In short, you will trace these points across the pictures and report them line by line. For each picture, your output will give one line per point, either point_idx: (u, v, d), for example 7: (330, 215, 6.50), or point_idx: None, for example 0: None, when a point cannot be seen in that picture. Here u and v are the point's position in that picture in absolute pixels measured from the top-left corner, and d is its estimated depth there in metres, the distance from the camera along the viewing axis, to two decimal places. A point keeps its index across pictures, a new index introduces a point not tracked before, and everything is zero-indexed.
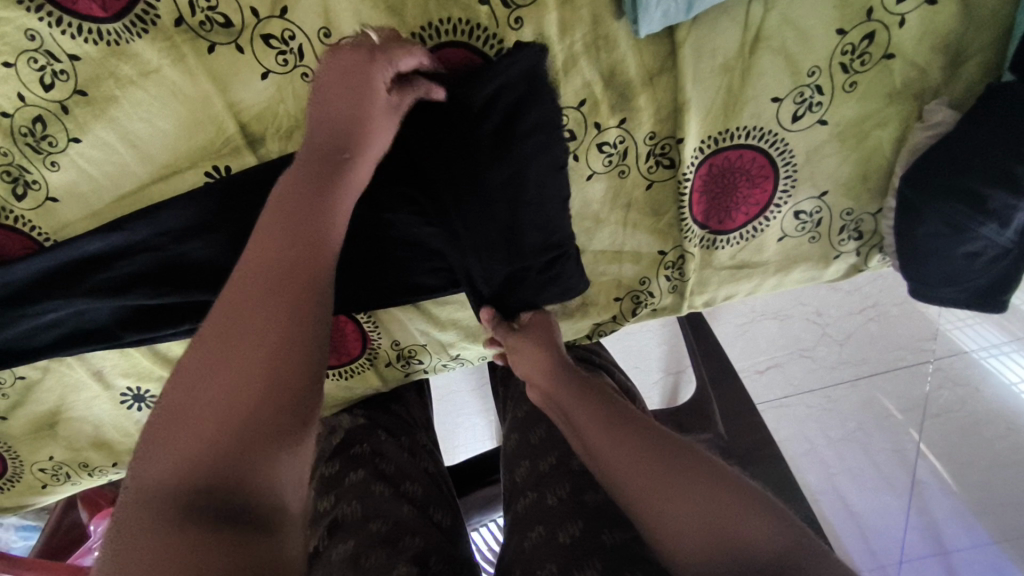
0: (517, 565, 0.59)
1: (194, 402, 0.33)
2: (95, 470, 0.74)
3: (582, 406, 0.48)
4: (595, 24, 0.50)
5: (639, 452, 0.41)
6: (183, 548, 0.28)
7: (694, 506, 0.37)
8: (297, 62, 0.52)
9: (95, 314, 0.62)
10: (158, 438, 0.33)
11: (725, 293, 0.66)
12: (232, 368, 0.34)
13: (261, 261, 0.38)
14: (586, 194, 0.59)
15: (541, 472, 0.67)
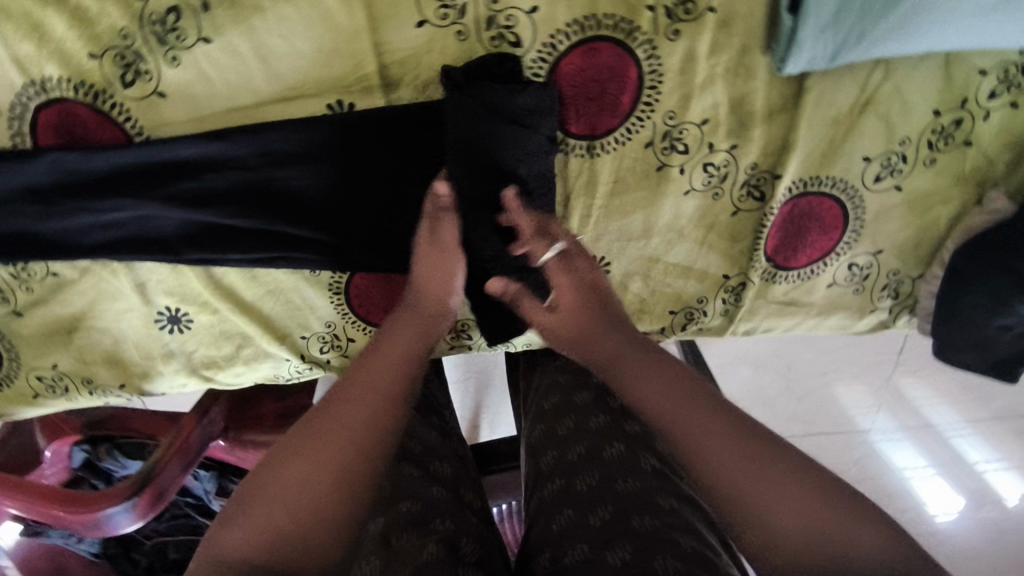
0: (541, 548, 0.61)
1: (257, 507, 0.41)
2: (97, 389, 0.70)
3: (653, 367, 0.46)
4: (742, 54, 0.53)
5: (731, 436, 0.40)
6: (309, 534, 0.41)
7: (800, 505, 0.38)
8: (455, 18, 0.52)
9: (162, 222, 0.59)
10: (286, 460, 0.43)
11: (767, 325, 0.71)
12: (359, 422, 0.45)
13: (383, 368, 0.49)
14: (678, 207, 0.63)
15: (569, 461, 0.68)
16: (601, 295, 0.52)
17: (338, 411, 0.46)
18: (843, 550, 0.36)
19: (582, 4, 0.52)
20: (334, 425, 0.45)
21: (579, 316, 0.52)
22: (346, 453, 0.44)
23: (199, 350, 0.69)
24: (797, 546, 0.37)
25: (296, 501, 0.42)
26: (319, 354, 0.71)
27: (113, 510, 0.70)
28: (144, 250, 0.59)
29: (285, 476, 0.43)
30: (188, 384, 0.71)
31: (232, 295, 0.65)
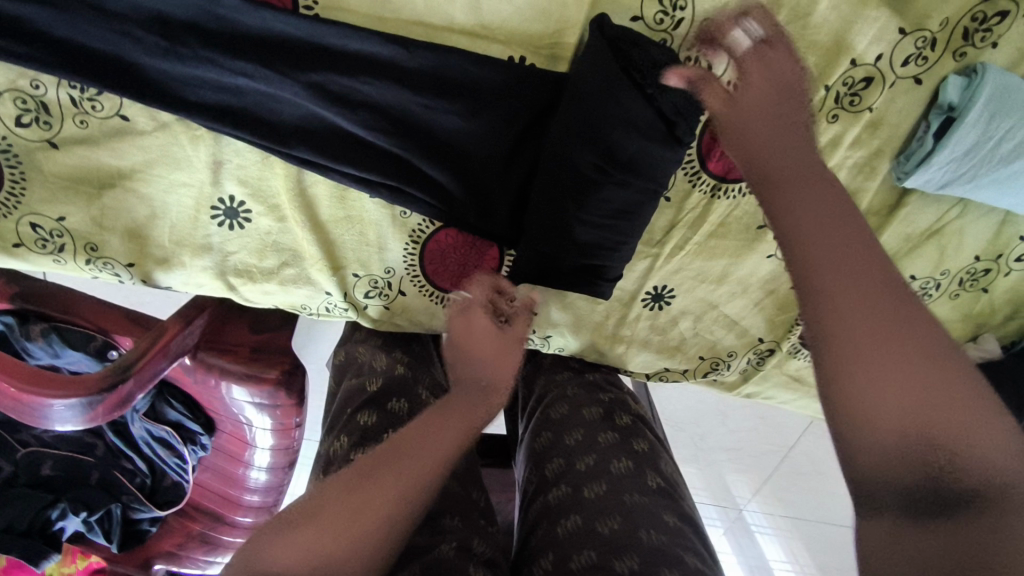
0: (546, 548, 0.61)
1: (313, 518, 0.40)
2: (97, 261, 0.60)
3: (824, 196, 0.42)
4: (874, 154, 0.60)
5: (862, 291, 0.37)
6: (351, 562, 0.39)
7: (912, 389, 0.34)
8: (667, 28, 0.54)
9: (287, 106, 0.54)
10: (341, 496, 0.41)
11: (770, 392, 0.79)
12: (417, 473, 0.44)
13: (442, 428, 0.48)
14: (756, 266, 0.68)
15: (576, 471, 0.69)
16: (784, 97, 0.47)
17: (402, 441, 0.46)
18: (949, 451, 0.33)
19: None
20: (400, 449, 0.45)
21: (749, 131, 0.46)
22: (397, 468, 0.43)
23: (239, 256, 0.62)
24: (896, 434, 0.34)
25: (343, 529, 0.40)
26: (361, 298, 0.67)
27: (65, 402, 0.60)
28: (253, 129, 0.53)
29: (334, 514, 0.40)
30: (204, 286, 0.63)
31: (310, 210, 0.60)
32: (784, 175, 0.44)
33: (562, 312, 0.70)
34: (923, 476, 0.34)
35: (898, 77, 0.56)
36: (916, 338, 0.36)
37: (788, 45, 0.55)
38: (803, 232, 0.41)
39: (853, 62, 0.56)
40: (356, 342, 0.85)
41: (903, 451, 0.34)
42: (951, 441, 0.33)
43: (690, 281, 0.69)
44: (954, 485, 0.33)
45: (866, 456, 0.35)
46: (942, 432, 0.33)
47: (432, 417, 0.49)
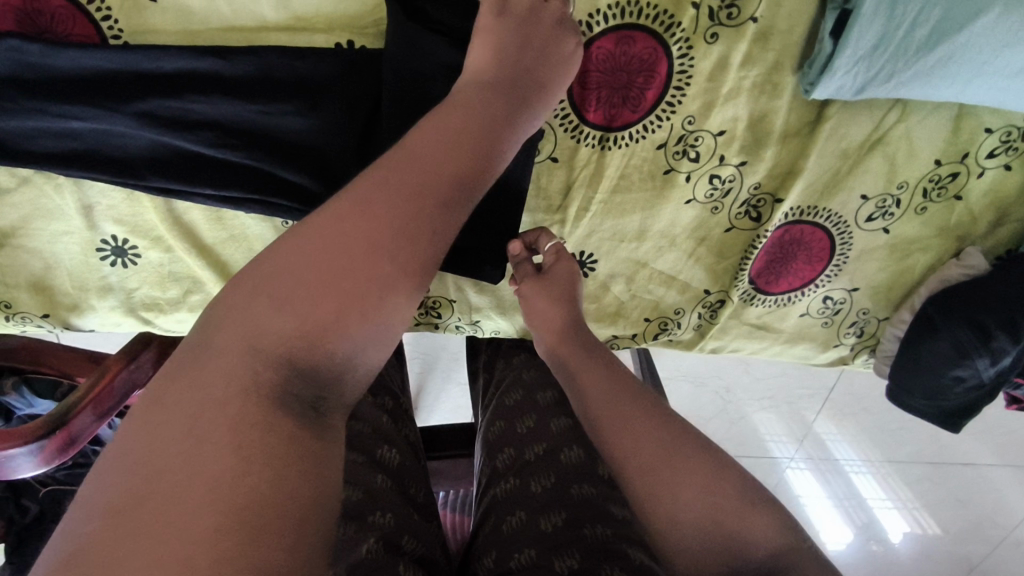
0: (488, 545, 0.58)
1: (147, 431, 0.28)
2: (16, 316, 0.63)
3: (590, 379, 0.51)
4: (772, 70, 0.53)
5: (638, 415, 0.48)
6: (242, 462, 0.27)
7: (685, 482, 0.45)
8: None
9: (130, 140, 0.53)
10: (188, 374, 0.30)
11: (734, 345, 0.72)
12: (317, 300, 0.31)
13: (378, 198, 0.33)
14: (677, 215, 0.62)
15: (525, 460, 0.66)
16: (564, 295, 0.56)
17: (345, 211, 0.33)
18: (739, 538, 0.43)
19: None
20: (339, 237, 0.32)
21: (548, 318, 0.56)
22: (320, 281, 0.31)
23: (142, 290, 0.63)
24: (694, 537, 0.44)
25: (191, 420, 0.28)
26: None
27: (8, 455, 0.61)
28: (101, 168, 0.53)
29: (178, 403, 0.28)
30: (122, 324, 0.65)
31: (191, 236, 0.60)
32: (565, 350, 0.54)
33: (482, 294, 0.67)
34: (713, 540, 0.43)
35: None
36: (686, 456, 0.46)
37: None
38: (590, 413, 0.49)
39: None
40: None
41: (704, 539, 0.43)
42: (736, 528, 0.43)
43: (609, 241, 0.63)
44: (739, 545, 0.43)
45: (675, 537, 0.44)
46: (729, 524, 0.44)
47: (374, 178, 0.34)
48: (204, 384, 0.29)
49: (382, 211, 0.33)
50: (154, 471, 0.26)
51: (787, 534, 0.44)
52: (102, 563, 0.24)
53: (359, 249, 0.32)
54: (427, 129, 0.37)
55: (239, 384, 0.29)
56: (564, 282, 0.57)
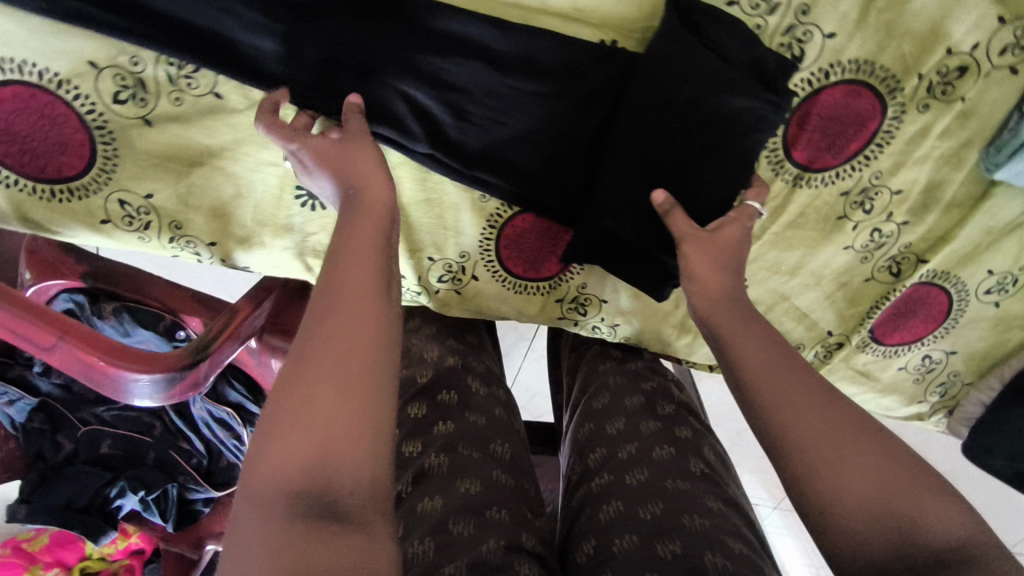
0: (583, 536, 0.55)
1: (268, 454, 0.35)
2: (181, 239, 0.60)
3: (750, 347, 0.47)
4: (962, 146, 0.59)
5: (807, 395, 0.43)
6: (340, 469, 0.35)
7: (867, 478, 0.40)
8: (762, 13, 0.53)
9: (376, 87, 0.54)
10: (290, 404, 0.37)
11: (834, 387, 0.78)
12: (316, 444, 0.36)
13: (312, 383, 0.37)
14: (832, 257, 0.67)
15: (620, 457, 0.60)
16: (723, 251, 0.53)
17: (348, 280, 0.41)
18: (917, 524, 0.39)
19: (869, 48, 0.55)
20: (347, 302, 0.40)
21: (711, 279, 0.52)
22: (350, 331, 0.39)
23: (319, 236, 0.62)
24: (865, 522, 0.39)
25: (309, 435, 0.36)
26: (434, 282, 0.67)
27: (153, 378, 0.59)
28: (365, 97, 0.53)
29: (292, 430, 0.36)
30: (284, 266, 0.64)
31: None
32: (718, 317, 0.50)
33: (632, 300, 0.70)
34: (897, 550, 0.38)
35: (994, 66, 0.55)
36: (851, 440, 0.41)
37: (884, 32, 0.54)
38: (748, 377, 0.46)
39: (949, 50, 0.54)
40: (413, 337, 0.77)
41: (877, 528, 0.39)
42: (912, 515, 0.39)
43: (764, 270, 0.68)
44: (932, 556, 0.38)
45: (855, 540, 0.39)
46: (906, 515, 0.39)
47: (344, 237, 0.43)
48: (285, 443, 0.36)
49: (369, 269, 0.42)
50: (299, 472, 0.35)
51: (975, 521, 0.39)
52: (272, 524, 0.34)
53: (366, 303, 0.40)
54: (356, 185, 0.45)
55: (272, 513, 0.34)
56: (735, 242, 0.54)
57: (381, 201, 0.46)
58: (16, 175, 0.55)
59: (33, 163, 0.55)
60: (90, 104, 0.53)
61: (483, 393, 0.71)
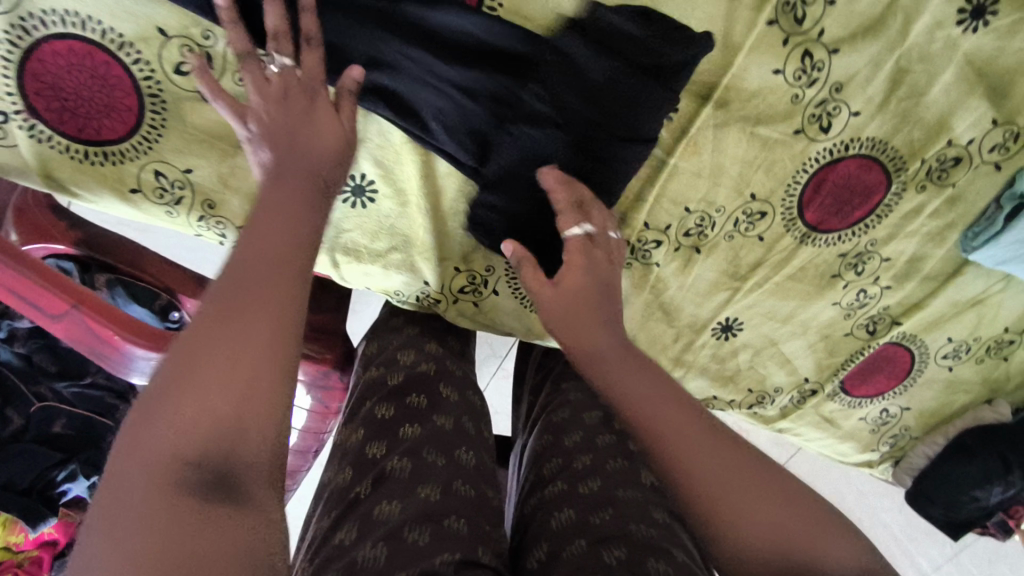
0: (530, 543, 0.52)
1: (172, 407, 0.32)
2: (211, 219, 0.59)
3: (633, 376, 0.44)
4: (945, 225, 0.67)
5: (697, 434, 0.41)
6: (239, 436, 0.32)
7: (772, 522, 0.38)
8: (802, 84, 0.59)
9: (436, 100, 0.54)
10: (191, 361, 0.33)
11: (801, 430, 0.84)
12: (224, 407, 0.32)
13: (218, 342, 0.34)
14: (820, 311, 0.73)
15: (574, 468, 0.57)
16: (608, 287, 0.52)
17: (270, 238, 0.39)
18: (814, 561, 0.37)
19: (885, 129, 0.61)
20: (261, 261, 0.38)
21: (591, 332, 0.49)
22: (262, 296, 0.36)
23: (352, 233, 0.62)
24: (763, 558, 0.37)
25: (208, 404, 0.32)
26: (455, 291, 0.68)
27: (150, 357, 0.57)
28: (425, 112, 0.55)
29: (193, 388, 0.32)
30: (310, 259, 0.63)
31: (434, 200, 0.61)
32: (602, 357, 0.47)
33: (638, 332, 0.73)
34: None
35: (983, 160, 0.63)
36: (750, 479, 0.40)
37: (900, 118, 0.61)
38: (632, 412, 0.43)
39: (950, 141, 0.62)
40: (387, 333, 0.67)
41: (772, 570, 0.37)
42: (810, 553, 0.37)
43: (760, 314, 0.73)
44: None
45: None
46: (805, 551, 0.37)
47: (268, 200, 0.42)
48: (180, 407, 0.32)
49: (294, 232, 0.40)
50: (203, 433, 0.31)
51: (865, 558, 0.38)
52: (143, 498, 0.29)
53: (283, 267, 0.38)
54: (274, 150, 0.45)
55: (163, 475, 0.30)
56: (603, 262, 0.54)
57: (299, 163, 0.45)
58: (50, 131, 0.52)
59: (72, 122, 0.52)
60: (148, 71, 0.51)
61: (455, 401, 0.59)
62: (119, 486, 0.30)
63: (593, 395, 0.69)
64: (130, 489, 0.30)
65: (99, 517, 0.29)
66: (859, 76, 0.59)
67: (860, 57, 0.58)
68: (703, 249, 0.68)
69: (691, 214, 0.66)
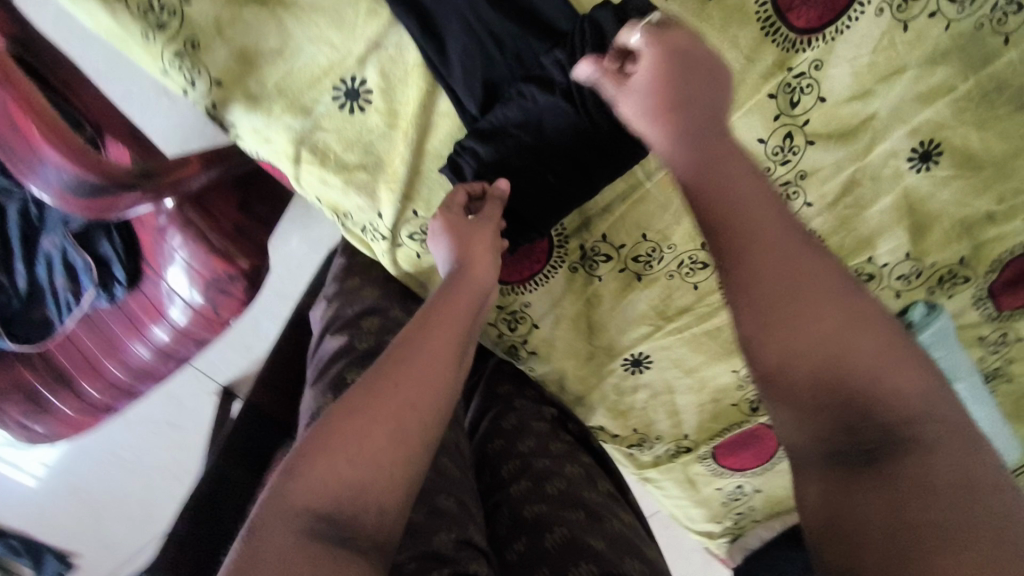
0: (509, 537, 0.60)
1: (316, 465, 0.41)
2: (187, 62, 0.55)
3: (730, 168, 0.46)
4: None
5: (781, 244, 0.43)
6: (363, 494, 0.41)
7: (829, 330, 0.40)
8: (775, 161, 0.65)
9: (459, 33, 0.55)
10: (340, 426, 0.42)
11: (664, 482, 0.89)
12: (358, 474, 0.41)
13: (366, 421, 0.43)
14: (719, 374, 0.78)
15: (535, 466, 0.66)
16: (689, 62, 0.48)
17: (428, 349, 0.48)
18: (877, 397, 0.38)
19: (826, 228, 0.70)
20: (413, 363, 0.46)
21: (669, 122, 0.48)
22: (405, 389, 0.45)
23: (327, 134, 0.60)
24: (816, 392, 0.40)
25: (349, 462, 0.41)
26: (403, 236, 0.65)
27: (62, 169, 0.51)
28: (449, 44, 0.55)
29: (335, 452, 0.41)
30: (270, 143, 0.60)
31: (420, 135, 0.61)
32: (692, 141, 0.47)
33: (559, 339, 0.75)
34: (843, 429, 0.39)
35: (887, 283, 0.73)
36: (815, 291, 0.41)
37: (840, 222, 0.69)
38: (714, 239, 0.45)
39: (870, 257, 0.71)
40: (349, 297, 0.73)
41: (827, 397, 0.39)
42: (870, 381, 0.39)
43: (669, 360, 0.77)
44: (881, 435, 0.38)
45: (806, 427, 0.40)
46: (862, 381, 0.39)
47: (436, 314, 0.51)
48: (328, 469, 0.41)
49: (433, 333, 0.49)
50: (341, 495, 0.40)
51: (935, 390, 0.39)
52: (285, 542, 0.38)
53: (416, 360, 0.47)
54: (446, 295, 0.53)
55: (300, 522, 0.39)
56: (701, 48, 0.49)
57: (468, 290, 0.54)
58: None
59: None
60: None
61: None
62: (270, 530, 0.38)
63: (542, 406, 0.76)
64: (278, 530, 0.38)
65: (252, 543, 0.38)
66: (821, 172, 0.66)
67: (827, 157, 0.65)
68: (644, 279, 0.71)
69: (645, 242, 0.69)
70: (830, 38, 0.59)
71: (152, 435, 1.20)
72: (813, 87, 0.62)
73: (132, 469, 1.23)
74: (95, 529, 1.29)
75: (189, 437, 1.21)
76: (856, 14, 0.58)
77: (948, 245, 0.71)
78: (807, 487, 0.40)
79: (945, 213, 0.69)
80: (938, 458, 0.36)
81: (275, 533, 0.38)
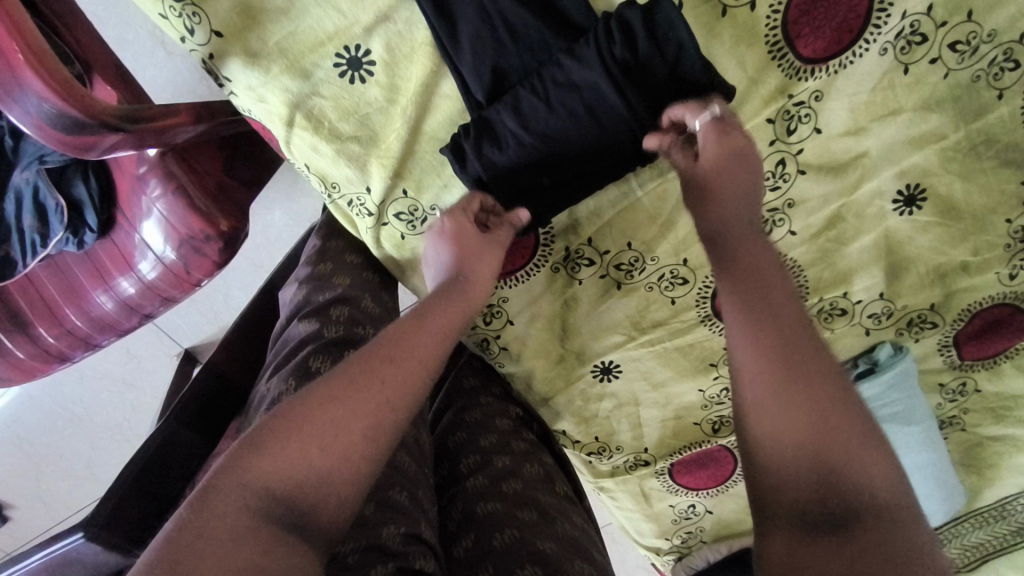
0: (457, 532, 0.60)
1: (280, 444, 0.40)
2: (187, 6, 0.54)
3: (761, 266, 0.48)
4: None
5: (786, 329, 0.45)
6: (322, 483, 0.40)
7: (799, 423, 0.42)
8: (765, 186, 0.66)
9: (471, 14, 0.54)
10: (313, 409, 0.42)
11: (619, 494, 0.89)
12: (320, 463, 0.40)
13: (341, 408, 0.42)
14: (686, 391, 0.79)
15: (493, 463, 0.66)
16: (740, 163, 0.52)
17: (412, 349, 0.47)
18: (856, 483, 0.41)
19: (806, 258, 0.70)
20: (395, 360, 0.46)
21: (717, 198, 0.52)
22: (385, 384, 0.44)
23: (323, 101, 0.59)
24: (793, 467, 0.42)
25: (317, 450, 0.41)
26: (390, 214, 0.64)
27: (41, 101, 0.49)
28: (460, 24, 0.55)
29: (302, 436, 0.41)
30: (263, 101, 0.59)
31: (418, 114, 0.60)
32: (719, 235, 0.51)
33: (532, 338, 0.74)
34: (812, 501, 0.41)
35: (859, 320, 0.74)
36: (808, 380, 0.43)
37: (821, 253, 0.70)
38: (729, 316, 0.47)
39: (846, 292, 0.72)
40: (323, 280, 0.71)
41: (801, 479, 0.41)
42: (843, 464, 0.41)
43: (638, 371, 0.77)
44: (844, 510, 0.40)
45: (775, 497, 0.42)
46: (839, 463, 0.41)
47: (429, 319, 0.51)
48: (291, 451, 0.40)
49: (421, 335, 0.49)
50: (298, 481, 0.40)
51: (896, 490, 0.41)
52: (231, 518, 0.37)
53: (403, 360, 0.46)
54: (440, 303, 0.53)
55: (252, 502, 0.38)
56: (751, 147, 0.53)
57: (458, 302, 0.54)
58: None
59: None
60: None
61: None
62: (221, 500, 0.38)
63: (507, 408, 0.76)
64: (229, 505, 0.38)
65: (199, 509, 0.37)
66: (808, 203, 0.67)
67: (815, 188, 0.66)
68: (623, 287, 0.71)
69: (629, 250, 0.69)
70: (833, 71, 0.60)
71: (104, 392, 1.16)
72: (811, 117, 0.62)
73: (78, 427, 1.19)
74: (34, 483, 1.25)
75: (143, 398, 1.18)
76: (861, 50, 0.59)
77: (921, 289, 0.72)
78: (772, 542, 0.41)
79: (922, 257, 0.70)
80: (903, 545, 0.38)
81: (225, 507, 0.38)
